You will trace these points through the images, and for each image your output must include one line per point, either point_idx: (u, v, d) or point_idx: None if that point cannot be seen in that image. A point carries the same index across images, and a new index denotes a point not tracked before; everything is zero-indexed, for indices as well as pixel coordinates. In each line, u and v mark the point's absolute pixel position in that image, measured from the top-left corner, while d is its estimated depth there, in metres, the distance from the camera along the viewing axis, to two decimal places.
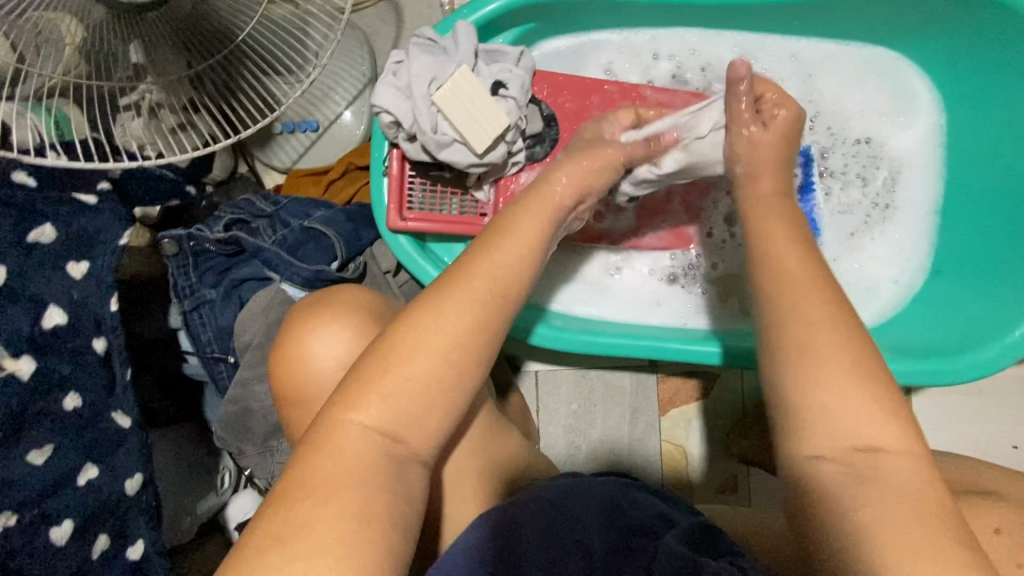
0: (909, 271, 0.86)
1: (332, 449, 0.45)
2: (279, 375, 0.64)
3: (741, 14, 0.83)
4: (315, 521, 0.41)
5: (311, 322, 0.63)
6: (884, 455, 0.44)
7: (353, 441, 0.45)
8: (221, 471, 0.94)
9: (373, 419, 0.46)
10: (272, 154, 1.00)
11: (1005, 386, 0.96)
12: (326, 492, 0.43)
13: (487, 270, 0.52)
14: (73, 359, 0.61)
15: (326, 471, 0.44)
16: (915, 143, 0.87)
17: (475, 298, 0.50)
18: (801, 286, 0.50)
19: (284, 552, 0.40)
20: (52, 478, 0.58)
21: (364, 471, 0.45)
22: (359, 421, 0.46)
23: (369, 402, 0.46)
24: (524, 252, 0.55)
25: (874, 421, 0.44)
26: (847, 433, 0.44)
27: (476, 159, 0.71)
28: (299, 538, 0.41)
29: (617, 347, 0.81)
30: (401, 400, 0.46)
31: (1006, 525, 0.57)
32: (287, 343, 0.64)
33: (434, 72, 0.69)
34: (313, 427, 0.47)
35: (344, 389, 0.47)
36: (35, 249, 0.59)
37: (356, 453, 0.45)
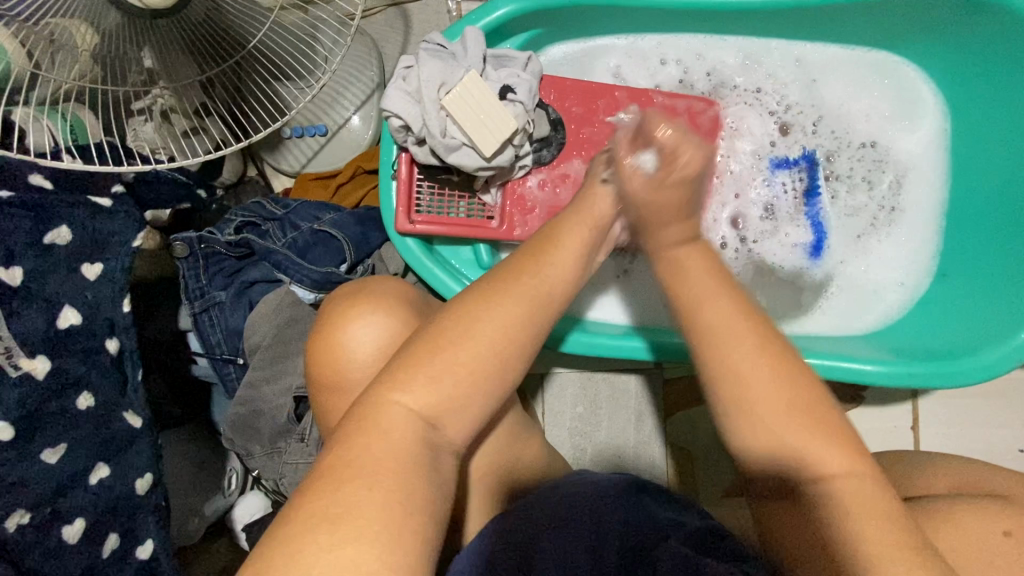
0: (914, 274, 0.87)
1: (378, 431, 0.45)
2: (313, 363, 0.64)
3: (747, 19, 0.84)
4: (361, 502, 0.42)
5: (350, 310, 0.64)
6: (838, 480, 0.47)
7: (398, 420, 0.46)
8: (227, 473, 0.94)
9: (418, 402, 0.47)
10: (281, 158, 1.02)
11: (1012, 389, 0.96)
12: (346, 483, 0.42)
13: (535, 273, 0.54)
14: (86, 360, 0.62)
15: (369, 452, 0.44)
16: (920, 147, 0.87)
17: (524, 294, 0.52)
18: (714, 325, 0.50)
19: (335, 531, 0.40)
20: (64, 477, 0.59)
21: (408, 455, 0.45)
22: (405, 403, 0.47)
23: (414, 384, 0.47)
24: (569, 259, 0.57)
25: (823, 453, 0.47)
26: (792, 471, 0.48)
27: (484, 162, 0.72)
28: (322, 528, 0.41)
29: (626, 350, 0.81)
30: (446, 385, 0.48)
31: (1017, 529, 0.56)
32: (323, 333, 0.65)
33: (443, 77, 0.70)
34: (358, 406, 0.47)
35: (392, 371, 0.48)
36: (50, 251, 0.60)
37: (396, 437, 0.45)
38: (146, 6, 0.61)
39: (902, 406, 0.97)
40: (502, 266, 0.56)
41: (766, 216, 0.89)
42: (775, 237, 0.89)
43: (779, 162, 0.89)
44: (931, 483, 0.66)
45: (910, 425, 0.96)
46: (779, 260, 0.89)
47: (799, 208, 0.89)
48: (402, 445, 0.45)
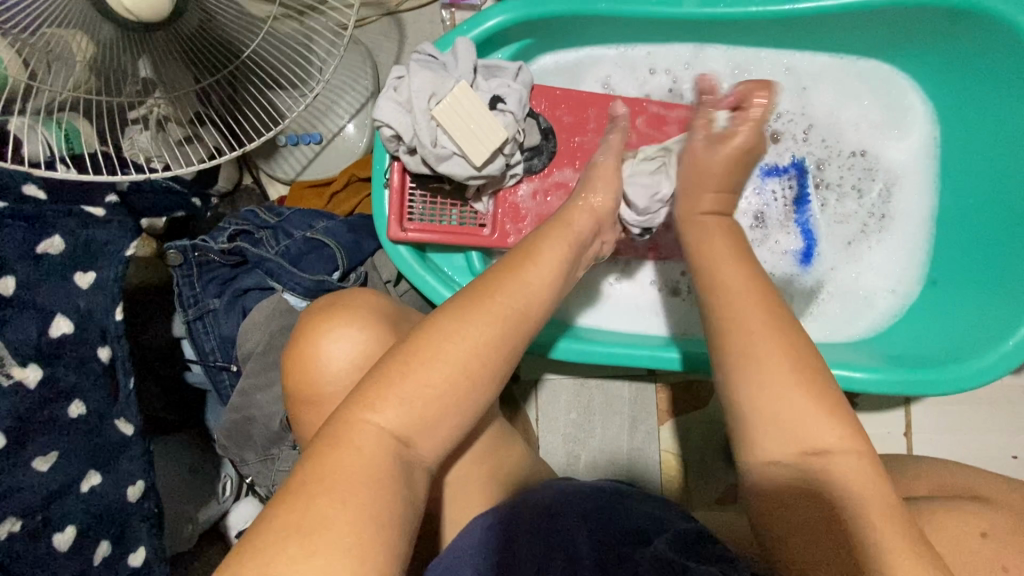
0: (904, 282, 0.87)
1: (348, 447, 0.46)
2: (290, 375, 0.65)
3: (736, 29, 0.85)
4: (331, 515, 0.42)
5: (327, 324, 0.64)
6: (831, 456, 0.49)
7: (368, 441, 0.46)
8: (222, 479, 0.95)
9: (389, 422, 0.47)
10: (276, 166, 1.02)
11: (1005, 396, 0.96)
12: (332, 496, 0.43)
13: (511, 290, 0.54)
14: (78, 368, 0.62)
15: (343, 468, 0.45)
16: (909, 155, 0.88)
17: (496, 313, 0.52)
18: (730, 312, 0.54)
19: (303, 542, 0.41)
20: (54, 484, 0.59)
21: (380, 471, 0.46)
22: (376, 423, 0.47)
23: (385, 405, 0.47)
24: (547, 276, 0.57)
25: (823, 428, 0.50)
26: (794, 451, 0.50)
27: (475, 171, 0.72)
28: (307, 539, 0.41)
29: (615, 357, 0.82)
30: (418, 404, 0.48)
31: (994, 531, 0.57)
32: (299, 346, 0.64)
33: (434, 87, 0.71)
34: (329, 425, 0.47)
35: (362, 392, 0.48)
36: (43, 260, 0.60)
37: (369, 453, 0.46)
38: (139, 19, 0.61)
39: (895, 412, 0.97)
40: (476, 284, 0.56)
41: (756, 225, 0.90)
42: (766, 245, 0.89)
43: (767, 172, 0.90)
44: (918, 488, 0.66)
45: (903, 431, 0.97)
46: (770, 268, 0.89)
47: (789, 216, 0.90)
48: (371, 464, 0.45)
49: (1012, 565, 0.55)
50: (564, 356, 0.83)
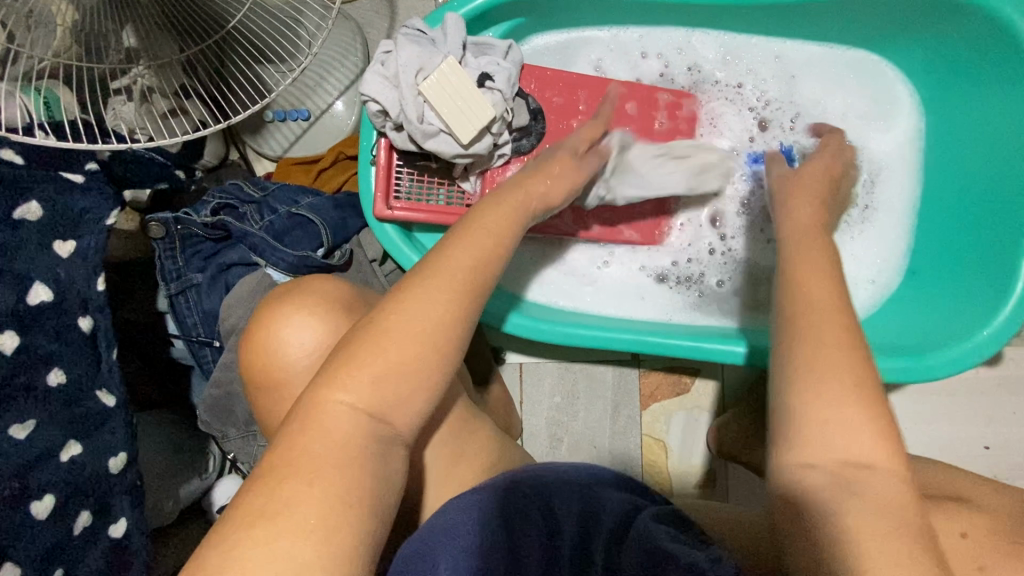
0: (883, 272, 0.88)
1: (319, 427, 0.46)
2: (250, 346, 0.65)
3: (727, 14, 0.85)
4: (298, 501, 0.43)
5: (315, 309, 0.64)
6: (875, 473, 0.47)
7: (331, 417, 0.47)
8: (208, 456, 0.97)
9: (355, 398, 0.47)
10: (263, 142, 1.01)
11: (980, 388, 0.98)
12: (301, 479, 0.44)
13: (458, 266, 0.53)
14: (58, 337, 0.62)
15: (309, 451, 0.45)
16: (896, 146, 0.89)
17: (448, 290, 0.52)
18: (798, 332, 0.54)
19: (268, 527, 0.41)
20: (34, 452, 0.59)
21: (349, 452, 0.46)
22: (346, 401, 0.47)
23: (355, 382, 0.47)
24: (488, 245, 0.56)
25: (867, 445, 0.48)
26: (837, 447, 0.48)
27: (462, 150, 0.72)
28: (271, 523, 0.42)
29: (596, 338, 0.82)
30: (381, 383, 0.48)
31: (961, 532, 0.58)
32: (258, 333, 0.65)
33: (421, 62, 0.70)
34: (295, 410, 0.48)
35: (326, 371, 0.49)
36: (20, 226, 0.60)
37: (330, 431, 0.46)
38: None
39: None
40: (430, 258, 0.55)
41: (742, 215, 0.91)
42: (750, 235, 0.91)
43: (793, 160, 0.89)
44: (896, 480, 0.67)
45: None
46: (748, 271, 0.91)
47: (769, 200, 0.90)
48: (331, 440, 0.46)
49: (986, 564, 0.56)
50: (531, 336, 0.83)
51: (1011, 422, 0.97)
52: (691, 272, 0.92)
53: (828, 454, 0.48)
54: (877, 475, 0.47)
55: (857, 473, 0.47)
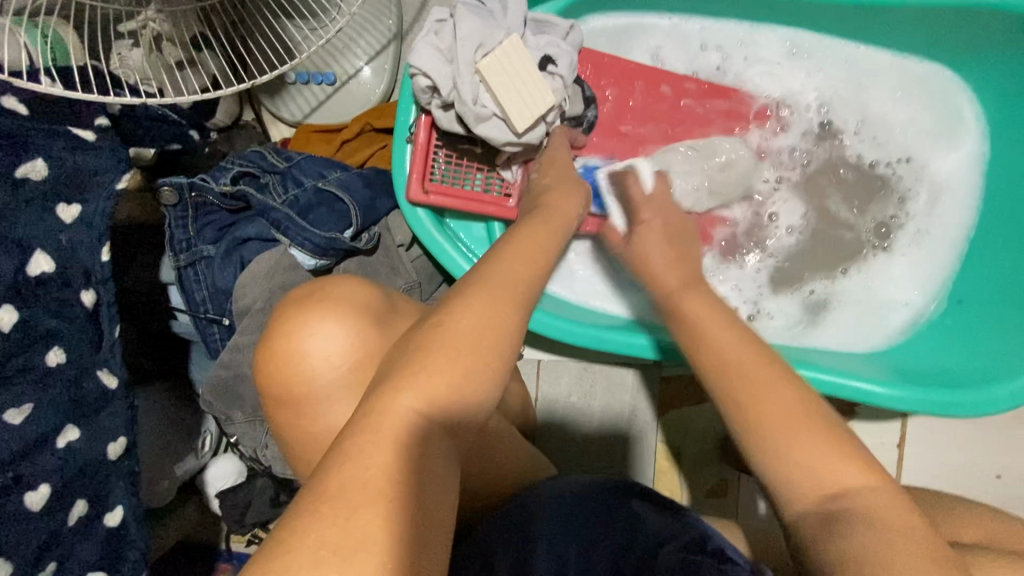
0: (926, 296, 0.86)
1: (387, 442, 0.41)
2: (266, 346, 0.60)
3: (797, 10, 0.80)
4: (373, 534, 0.37)
5: (340, 315, 0.58)
6: (857, 495, 0.43)
7: (398, 429, 0.42)
8: (203, 435, 0.90)
9: (427, 408, 0.43)
10: (281, 105, 0.94)
11: (1004, 419, 0.96)
12: (376, 510, 0.38)
13: (508, 274, 0.50)
14: (60, 313, 0.55)
15: (380, 473, 0.39)
16: (955, 168, 0.85)
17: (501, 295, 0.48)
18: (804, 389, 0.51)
19: (342, 568, 0.35)
20: (30, 438, 0.53)
21: (423, 469, 0.41)
22: (416, 410, 0.43)
23: (421, 390, 0.43)
24: (534, 258, 0.53)
25: (840, 469, 0.43)
26: (815, 480, 0.43)
27: (515, 137, 0.67)
28: (345, 562, 0.35)
29: (633, 346, 0.78)
30: (442, 390, 0.44)
31: None
32: (277, 336, 0.59)
33: (481, 37, 0.64)
34: (355, 420, 0.42)
35: (390, 378, 0.44)
36: (23, 186, 0.53)
37: (401, 442, 0.41)
38: None
39: (891, 423, 0.97)
40: (480, 265, 0.53)
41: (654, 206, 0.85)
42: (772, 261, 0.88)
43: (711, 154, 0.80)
44: (956, 529, 0.63)
45: (897, 442, 0.97)
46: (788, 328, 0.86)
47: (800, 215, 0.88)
48: (399, 453, 0.41)
49: None
50: (561, 339, 0.79)
51: None
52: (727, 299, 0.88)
53: (801, 499, 0.43)
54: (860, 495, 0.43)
55: (839, 504, 0.42)
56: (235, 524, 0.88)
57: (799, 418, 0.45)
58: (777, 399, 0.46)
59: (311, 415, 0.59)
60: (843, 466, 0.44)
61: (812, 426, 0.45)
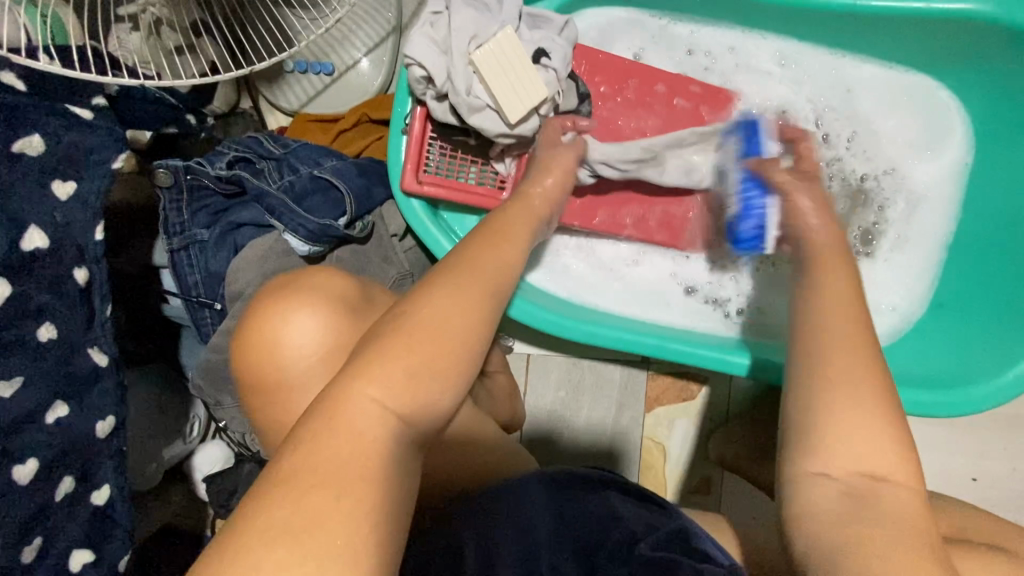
0: (907, 300, 0.87)
1: (347, 426, 0.42)
2: (241, 332, 0.60)
3: (786, 16, 0.82)
4: (328, 516, 0.37)
5: (319, 305, 0.59)
6: (889, 486, 0.44)
7: (366, 415, 0.43)
8: (191, 420, 0.90)
9: (390, 396, 0.44)
10: (279, 94, 0.94)
11: (981, 423, 0.99)
12: (331, 491, 0.38)
13: (476, 270, 0.53)
14: (52, 289, 0.56)
15: (347, 459, 0.40)
16: (937, 176, 0.87)
17: (468, 290, 0.51)
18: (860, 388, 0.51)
19: (295, 547, 0.36)
20: (18, 412, 0.54)
21: (387, 453, 0.42)
22: (378, 397, 0.43)
23: (386, 375, 0.44)
24: (501, 252, 0.56)
25: (886, 459, 0.45)
26: (856, 459, 0.45)
27: (508, 129, 0.68)
28: (298, 541, 0.36)
29: (620, 340, 0.79)
30: (405, 376, 0.45)
31: None
32: (252, 323, 0.60)
33: (476, 29, 0.66)
34: (319, 405, 0.43)
35: (356, 364, 0.45)
36: (19, 160, 0.54)
37: (369, 427, 0.42)
38: None
39: None
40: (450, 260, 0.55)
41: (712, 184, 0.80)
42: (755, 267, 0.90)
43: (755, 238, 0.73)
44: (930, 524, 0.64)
45: None
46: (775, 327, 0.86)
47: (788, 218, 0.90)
48: (369, 437, 0.42)
49: None
50: (552, 331, 0.80)
51: (1001, 458, 0.98)
52: (718, 294, 0.90)
53: (842, 470, 0.45)
54: (891, 490, 0.44)
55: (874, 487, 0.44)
56: (221, 509, 0.88)
57: (878, 405, 0.47)
58: (853, 366, 0.48)
59: (302, 400, 0.59)
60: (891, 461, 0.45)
61: (877, 410, 0.46)
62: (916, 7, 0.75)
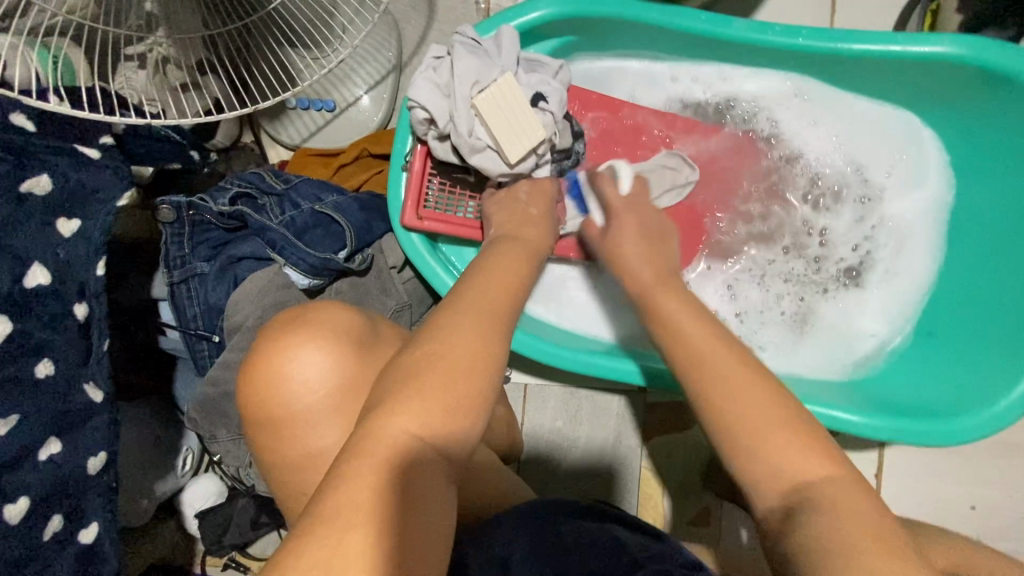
0: (897, 331, 0.89)
1: (372, 469, 0.43)
2: (250, 363, 0.60)
3: (770, 58, 0.86)
4: (359, 557, 0.39)
5: (328, 339, 0.60)
6: (819, 487, 0.48)
7: (390, 454, 0.44)
8: (183, 452, 0.88)
9: (415, 437, 0.45)
10: (281, 129, 0.96)
11: (977, 449, 0.99)
12: (368, 529, 0.41)
13: (488, 308, 0.54)
14: (51, 325, 0.56)
15: (371, 500, 0.42)
16: (922, 209, 0.90)
17: (483, 326, 0.52)
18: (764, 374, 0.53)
19: None
20: (13, 449, 0.54)
21: (409, 497, 0.44)
22: (403, 435, 0.45)
23: (406, 420, 0.46)
24: (508, 286, 0.58)
25: (803, 460, 0.49)
26: (785, 470, 0.49)
27: (507, 168, 0.70)
28: None
29: (618, 372, 0.80)
30: (427, 424, 0.46)
31: None
32: (261, 362, 0.59)
33: (479, 74, 0.68)
34: (349, 446, 0.45)
35: (377, 409, 0.47)
36: (26, 200, 0.55)
37: (390, 463, 0.44)
38: None
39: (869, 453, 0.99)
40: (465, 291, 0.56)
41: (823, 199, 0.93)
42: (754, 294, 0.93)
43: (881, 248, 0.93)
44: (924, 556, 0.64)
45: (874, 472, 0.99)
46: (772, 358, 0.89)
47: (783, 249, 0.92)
48: (389, 475, 0.43)
49: None
50: (550, 362, 0.81)
51: (999, 486, 0.98)
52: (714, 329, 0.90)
53: (769, 499, 0.49)
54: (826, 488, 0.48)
55: (800, 498, 0.48)
56: (212, 545, 0.87)
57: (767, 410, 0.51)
58: (733, 396, 0.52)
59: (296, 433, 0.59)
60: (812, 460, 0.49)
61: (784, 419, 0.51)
62: (892, 50, 0.77)
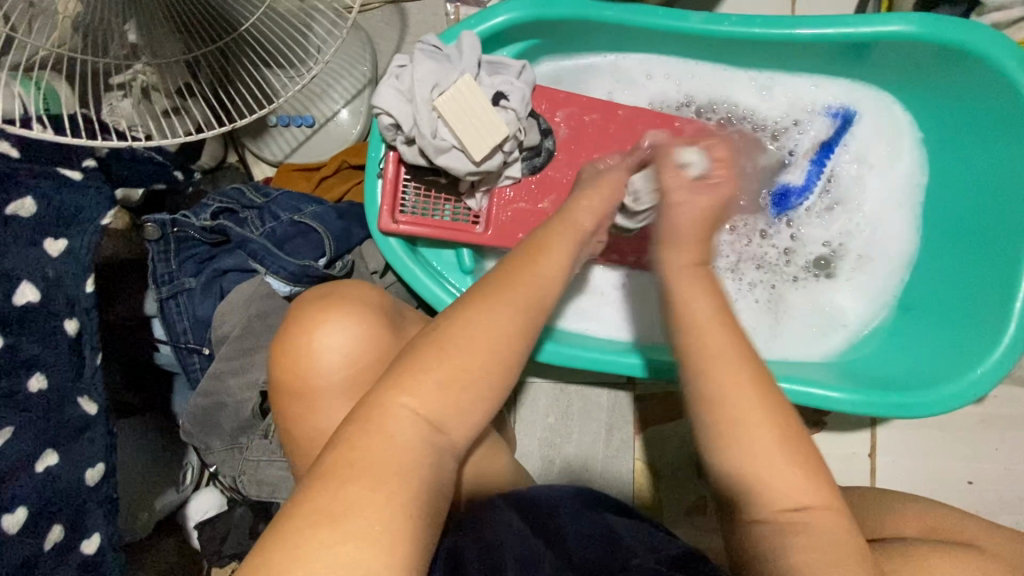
0: (874, 308, 0.91)
1: (385, 429, 0.46)
2: (287, 326, 0.62)
3: (731, 49, 0.88)
4: (363, 505, 0.42)
5: (361, 314, 0.62)
6: (811, 513, 0.49)
7: (405, 415, 0.47)
8: (184, 468, 0.90)
9: (426, 406, 0.47)
10: (263, 146, 0.99)
11: (967, 423, 0.99)
12: (365, 482, 0.43)
13: (531, 282, 0.55)
14: (43, 341, 0.59)
15: (379, 456, 0.44)
16: (893, 186, 0.91)
17: (521, 304, 0.53)
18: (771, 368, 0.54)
19: (334, 531, 0.40)
20: (9, 460, 0.56)
21: (417, 457, 0.46)
22: (413, 406, 0.47)
23: (425, 386, 0.48)
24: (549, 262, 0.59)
25: (796, 479, 0.50)
26: (784, 493, 0.49)
27: (474, 166, 0.73)
28: (337, 524, 0.41)
29: (598, 362, 0.81)
30: (449, 390, 0.48)
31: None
32: (294, 331, 0.62)
33: (437, 78, 0.71)
34: (363, 405, 0.48)
35: (398, 373, 0.49)
36: (12, 222, 0.57)
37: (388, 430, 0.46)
38: None
39: (860, 433, 0.99)
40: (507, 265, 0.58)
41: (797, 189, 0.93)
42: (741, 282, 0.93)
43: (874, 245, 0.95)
44: (903, 525, 0.65)
45: (868, 452, 0.99)
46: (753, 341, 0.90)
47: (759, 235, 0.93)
48: (401, 435, 0.46)
49: None
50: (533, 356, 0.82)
51: (993, 459, 0.98)
52: None
53: (765, 506, 0.50)
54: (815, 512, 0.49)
55: (797, 516, 0.49)
56: (213, 556, 0.87)
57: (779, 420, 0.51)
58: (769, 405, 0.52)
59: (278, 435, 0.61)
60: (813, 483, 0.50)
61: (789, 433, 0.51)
62: (847, 33, 0.79)
